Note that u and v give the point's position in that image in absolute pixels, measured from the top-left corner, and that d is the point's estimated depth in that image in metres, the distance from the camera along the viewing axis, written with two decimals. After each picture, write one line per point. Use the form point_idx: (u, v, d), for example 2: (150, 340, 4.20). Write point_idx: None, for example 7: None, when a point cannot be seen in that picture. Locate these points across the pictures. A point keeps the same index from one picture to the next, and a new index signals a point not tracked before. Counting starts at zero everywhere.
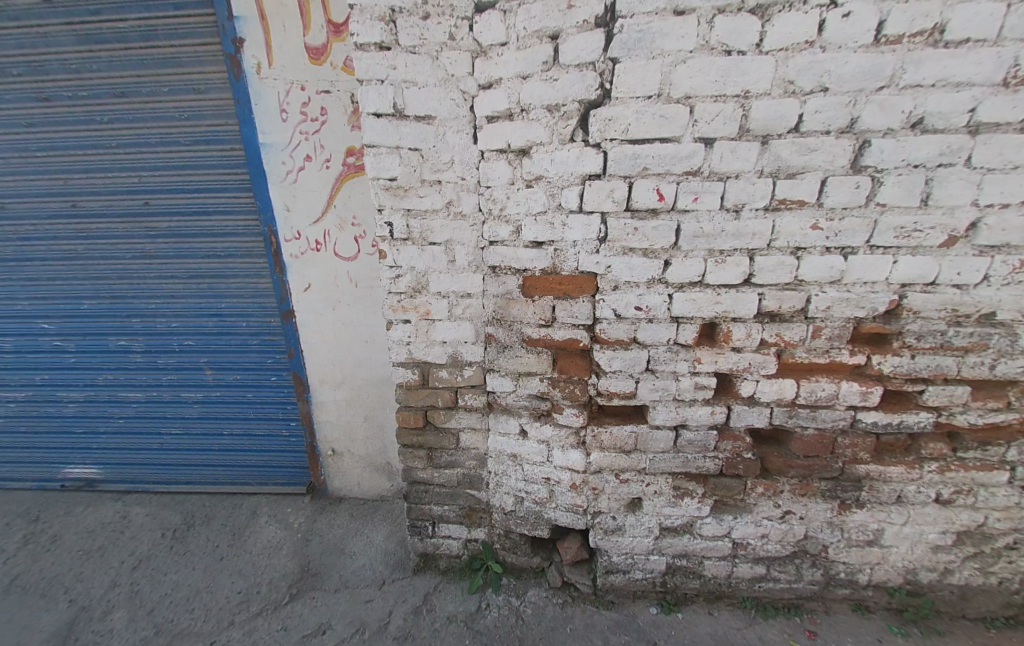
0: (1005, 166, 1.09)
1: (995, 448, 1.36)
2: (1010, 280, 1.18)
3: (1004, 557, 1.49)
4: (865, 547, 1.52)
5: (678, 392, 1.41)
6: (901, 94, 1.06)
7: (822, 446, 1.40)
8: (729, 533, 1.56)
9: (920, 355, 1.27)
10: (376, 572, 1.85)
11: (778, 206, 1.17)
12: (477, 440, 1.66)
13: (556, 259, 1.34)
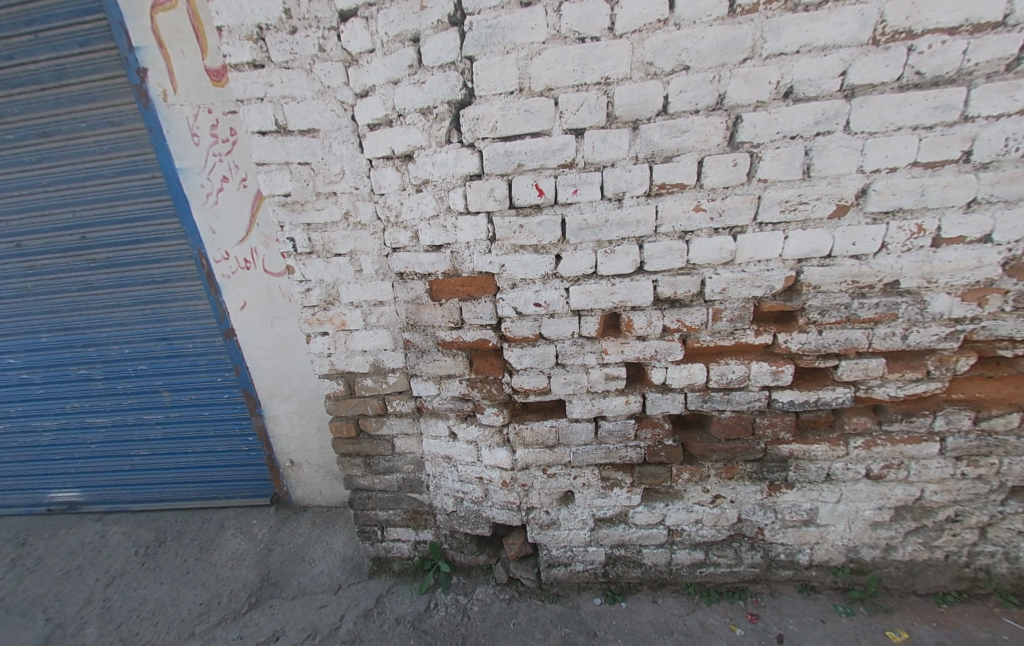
0: (887, 128, 1.06)
1: (921, 419, 1.32)
2: (909, 246, 1.14)
3: (948, 530, 1.46)
4: (802, 527, 1.50)
5: (591, 384, 1.42)
6: (767, 64, 1.03)
7: (740, 428, 1.40)
8: (664, 520, 1.56)
9: (827, 330, 1.25)
10: (332, 578, 1.91)
11: (659, 191, 1.17)
12: (412, 445, 1.69)
13: (454, 261, 1.34)
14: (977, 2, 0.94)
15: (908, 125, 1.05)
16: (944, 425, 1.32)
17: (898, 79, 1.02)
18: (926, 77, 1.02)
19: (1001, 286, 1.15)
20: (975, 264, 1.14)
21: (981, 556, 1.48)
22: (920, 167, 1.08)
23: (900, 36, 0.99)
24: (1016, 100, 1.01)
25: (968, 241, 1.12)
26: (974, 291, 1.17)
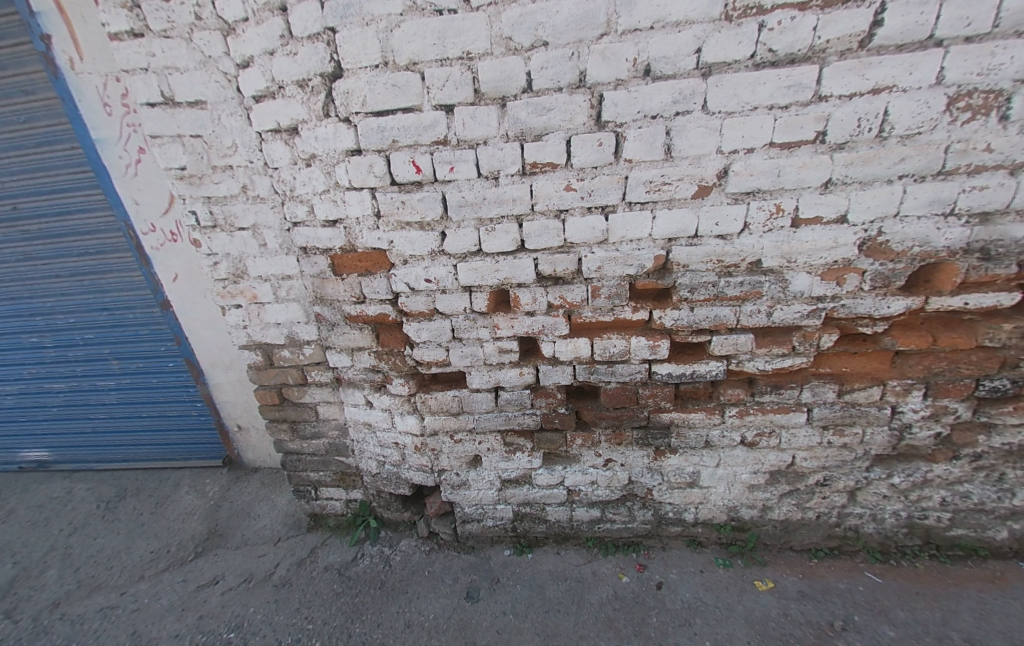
0: (743, 108, 1.08)
1: (790, 391, 1.41)
2: (770, 226, 1.20)
3: (818, 492, 1.57)
4: (687, 488, 1.64)
5: (486, 357, 1.49)
6: (623, 41, 1.04)
7: (625, 397, 1.52)
8: (563, 481, 1.69)
9: (698, 307, 1.34)
10: (273, 531, 2.08)
11: (532, 170, 1.21)
12: (334, 412, 1.79)
13: (349, 237, 1.38)
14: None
15: (763, 105, 1.07)
16: (810, 396, 1.41)
17: (752, 56, 1.03)
18: (779, 55, 1.03)
19: (858, 266, 1.21)
20: (832, 244, 1.19)
21: (850, 517, 1.60)
22: (777, 148, 1.11)
23: (751, 12, 0.99)
24: (867, 79, 1.02)
25: (825, 222, 1.17)
26: (833, 271, 1.22)
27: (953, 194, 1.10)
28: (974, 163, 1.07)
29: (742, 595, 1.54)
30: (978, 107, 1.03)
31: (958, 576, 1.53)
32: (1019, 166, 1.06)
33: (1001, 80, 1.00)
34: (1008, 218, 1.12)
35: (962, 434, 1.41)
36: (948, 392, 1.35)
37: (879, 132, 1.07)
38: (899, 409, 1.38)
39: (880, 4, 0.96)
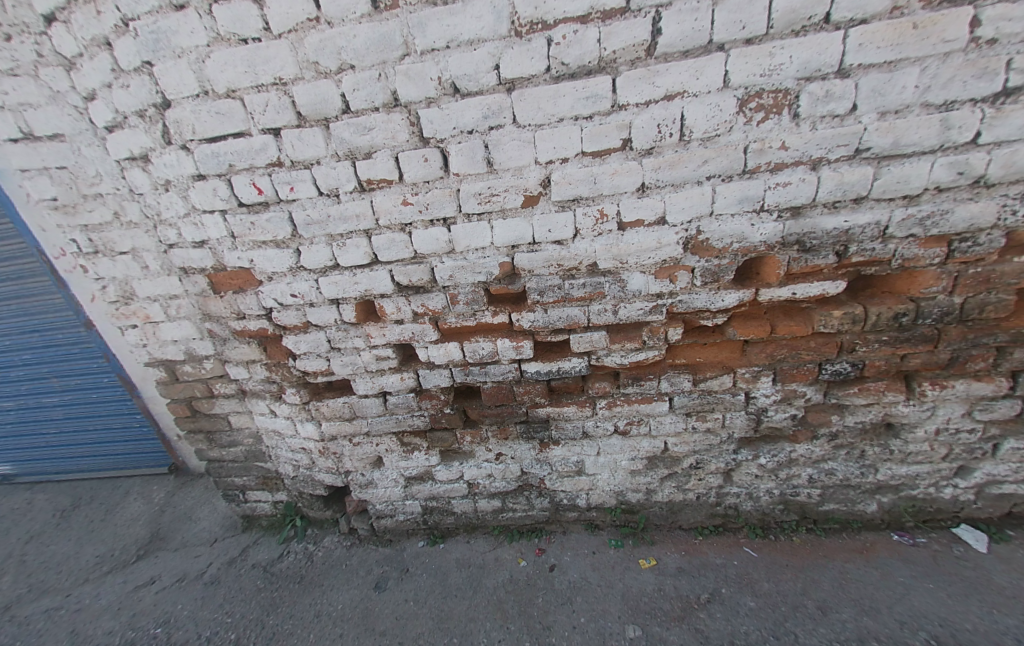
0: (550, 120, 1.11)
1: (649, 382, 1.48)
2: (598, 231, 1.24)
3: (694, 475, 1.64)
4: (575, 476, 1.70)
5: (366, 364, 1.52)
6: (423, 60, 1.07)
7: (503, 395, 1.55)
8: (462, 476, 1.73)
9: (551, 308, 1.38)
10: (211, 532, 2.21)
11: (368, 187, 1.23)
12: (245, 420, 1.89)
13: (216, 257, 1.43)
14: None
15: (568, 116, 1.10)
16: (668, 386, 1.47)
17: (547, 70, 1.06)
18: (572, 66, 1.05)
19: (686, 264, 1.26)
20: (656, 245, 1.24)
21: (729, 496, 1.66)
22: (589, 156, 1.14)
23: (536, 27, 1.01)
24: (658, 87, 1.05)
25: (646, 224, 1.22)
26: (664, 269, 1.28)
27: (760, 192, 1.13)
28: (773, 161, 1.09)
29: (625, 573, 1.62)
30: (771, 106, 1.04)
31: (829, 548, 1.58)
32: (818, 161, 1.07)
33: (785, 79, 1.01)
34: (816, 211, 1.13)
35: (816, 414, 1.45)
36: (794, 377, 1.39)
37: (680, 136, 1.10)
38: (752, 395, 1.44)
39: (655, 14, 0.98)
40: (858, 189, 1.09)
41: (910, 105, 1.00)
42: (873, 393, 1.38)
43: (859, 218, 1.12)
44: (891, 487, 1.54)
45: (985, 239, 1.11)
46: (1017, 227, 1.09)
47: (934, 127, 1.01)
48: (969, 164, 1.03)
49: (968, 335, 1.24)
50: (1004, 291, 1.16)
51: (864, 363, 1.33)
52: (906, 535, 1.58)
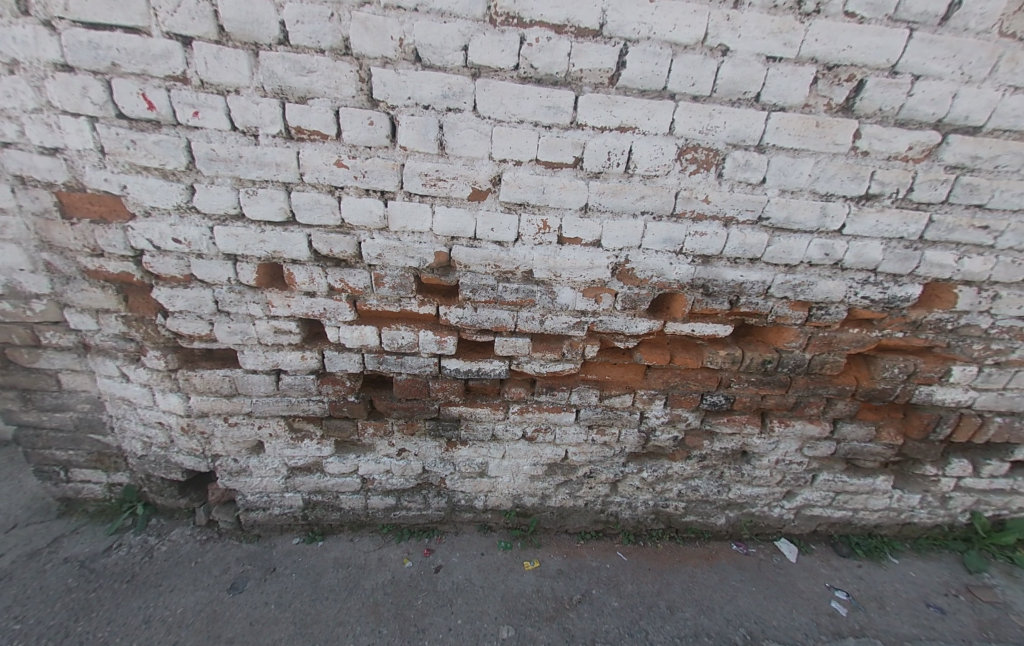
0: (510, 118, 1.08)
1: (562, 393, 1.53)
2: (539, 239, 1.24)
3: (586, 483, 1.75)
4: (477, 477, 1.69)
5: (260, 336, 1.33)
6: (386, 15, 0.96)
7: (416, 389, 1.47)
8: (356, 470, 1.62)
9: (480, 307, 1.34)
10: (8, 516, 1.72)
11: (297, 135, 1.07)
12: (84, 382, 1.52)
13: (73, 173, 1.13)
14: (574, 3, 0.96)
15: (527, 120, 1.08)
16: (577, 399, 1.55)
17: (516, 68, 1.03)
18: (541, 72, 1.04)
19: (611, 287, 1.34)
20: (589, 265, 1.29)
21: (612, 505, 1.81)
22: (541, 165, 1.14)
23: (512, 21, 0.98)
24: (614, 116, 1.09)
25: (583, 243, 1.26)
26: (591, 289, 1.34)
27: (681, 236, 1.25)
28: (695, 211, 1.21)
29: (508, 575, 1.66)
30: (702, 161, 1.15)
31: (683, 555, 1.81)
32: (729, 220, 1.23)
33: (717, 141, 1.13)
34: (721, 262, 1.29)
35: (692, 437, 1.65)
36: (681, 403, 1.57)
37: (625, 168, 1.15)
38: (645, 415, 1.59)
39: (623, 46, 1.01)
40: (754, 251, 1.27)
41: (803, 189, 1.18)
42: (737, 423, 1.62)
43: (751, 275, 1.31)
44: (738, 504, 1.82)
45: (833, 311, 1.37)
46: (856, 305, 1.35)
47: (816, 212, 1.21)
48: (833, 248, 1.26)
49: (811, 384, 1.51)
50: (840, 353, 1.45)
51: (734, 397, 1.55)
52: (743, 544, 1.89)
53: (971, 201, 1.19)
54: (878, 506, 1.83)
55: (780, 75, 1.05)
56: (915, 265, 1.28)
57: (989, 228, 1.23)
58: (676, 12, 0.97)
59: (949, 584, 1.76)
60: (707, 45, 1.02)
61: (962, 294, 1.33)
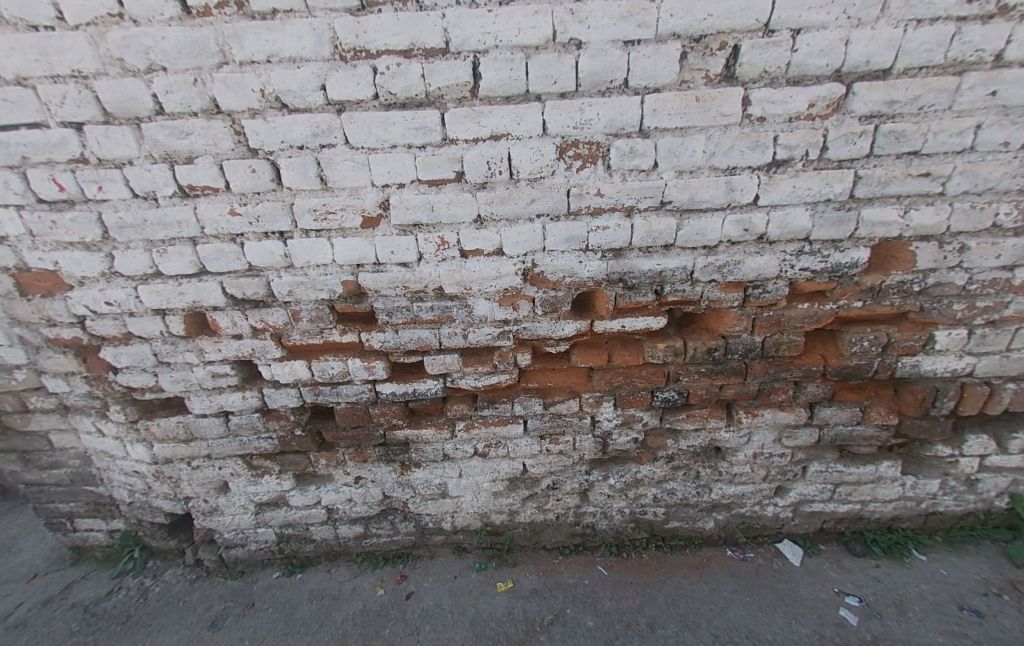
0: (384, 145, 1.08)
1: (504, 405, 1.46)
2: (441, 256, 1.21)
3: (552, 495, 1.63)
4: (439, 498, 1.62)
5: (200, 382, 1.40)
6: (243, 71, 1.01)
7: (358, 417, 1.45)
8: (319, 501, 1.62)
9: (401, 328, 1.31)
10: (31, 566, 1.88)
11: (191, 192, 1.14)
12: (70, 440, 1.66)
13: (18, 255, 1.25)
14: (414, 27, 0.96)
15: (399, 144, 1.08)
16: (522, 409, 1.46)
17: (376, 97, 1.03)
18: (399, 97, 1.04)
19: (526, 294, 1.28)
20: (496, 274, 1.24)
21: (586, 515, 1.67)
22: (425, 184, 1.12)
23: (360, 55, 0.99)
24: (483, 127, 1.06)
25: (486, 254, 1.21)
26: (507, 297, 1.28)
27: (583, 233, 1.19)
28: (592, 206, 1.16)
29: (479, 598, 1.56)
30: (586, 156, 1.10)
31: (671, 565, 1.63)
32: (630, 209, 1.16)
33: (595, 133, 1.07)
34: (633, 253, 1.22)
35: (654, 438, 1.52)
36: (631, 403, 1.45)
37: (510, 175, 1.12)
38: (596, 419, 1.48)
39: (473, 59, 1.00)
40: (665, 238, 1.18)
41: (700, 168, 1.10)
42: (699, 419, 1.47)
43: (668, 262, 1.22)
44: (724, 505, 1.64)
45: (772, 287, 1.23)
46: (797, 279, 1.21)
47: (721, 188, 1.11)
48: (752, 223, 1.15)
49: (771, 369, 1.35)
50: (794, 332, 1.29)
51: (688, 391, 1.42)
52: (738, 550, 1.67)
53: (901, 149, 1.05)
54: (890, 495, 1.56)
55: (643, 57, 0.99)
56: (852, 228, 1.14)
57: (931, 174, 1.07)
58: (517, 16, 0.95)
59: (990, 582, 1.45)
60: (558, 41, 0.98)
61: (921, 251, 1.16)
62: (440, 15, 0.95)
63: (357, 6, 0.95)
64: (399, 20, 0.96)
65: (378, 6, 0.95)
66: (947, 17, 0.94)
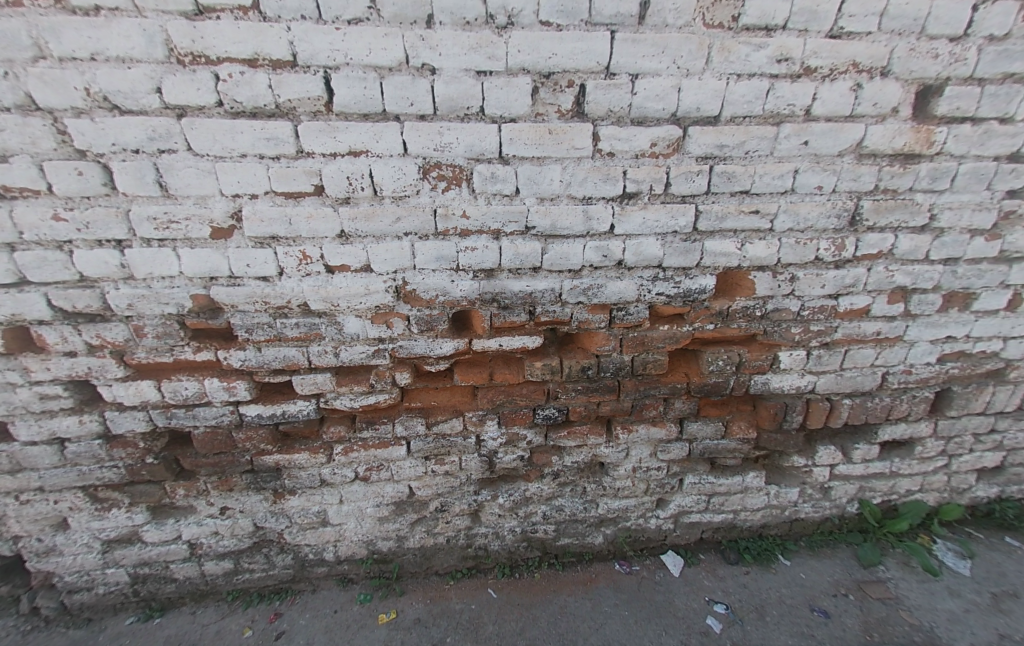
0: (230, 154, 1.02)
1: (384, 426, 1.41)
2: (303, 271, 1.16)
3: (441, 518, 1.60)
4: (319, 527, 1.54)
5: (25, 405, 1.23)
6: (64, 68, 0.92)
7: (219, 442, 1.35)
8: (179, 536, 1.48)
9: (263, 347, 1.23)
10: None
11: (6, 193, 1.01)
12: None
13: None
14: (256, 37, 0.93)
15: (249, 153, 1.02)
16: (403, 430, 1.42)
17: (219, 104, 0.98)
18: (245, 106, 0.99)
19: (400, 312, 1.25)
20: (365, 291, 1.20)
21: (477, 537, 1.66)
22: (279, 196, 1.07)
23: (200, 60, 0.94)
24: (340, 142, 1.03)
25: (352, 270, 1.17)
26: (379, 314, 1.24)
27: (452, 253, 1.18)
28: (458, 227, 1.16)
29: (357, 633, 1.47)
30: (450, 178, 1.10)
31: (560, 582, 1.65)
32: (497, 232, 1.17)
33: (456, 157, 1.08)
34: (504, 274, 1.24)
35: (540, 455, 1.55)
36: (515, 421, 1.47)
37: (372, 191, 1.09)
38: (481, 438, 1.48)
39: (323, 74, 0.97)
40: (532, 261, 1.21)
41: (560, 196, 1.15)
42: (580, 435, 1.52)
43: (538, 284, 1.25)
44: (611, 519, 1.70)
45: (634, 311, 1.31)
46: (656, 302, 1.30)
47: (579, 217, 1.17)
48: (610, 250, 1.21)
49: (641, 386, 1.44)
50: (658, 352, 1.39)
51: (568, 408, 1.47)
52: (626, 563, 1.73)
53: (734, 188, 1.15)
54: (757, 504, 1.70)
55: (495, 88, 1.02)
56: (698, 257, 1.23)
57: (759, 212, 1.18)
58: (365, 37, 0.94)
59: (840, 583, 1.60)
60: (411, 65, 0.98)
61: (759, 280, 1.27)
62: (285, 28, 0.92)
63: (193, 10, 0.90)
64: (239, 28, 0.92)
65: (216, 13, 0.91)
66: (762, 73, 1.03)
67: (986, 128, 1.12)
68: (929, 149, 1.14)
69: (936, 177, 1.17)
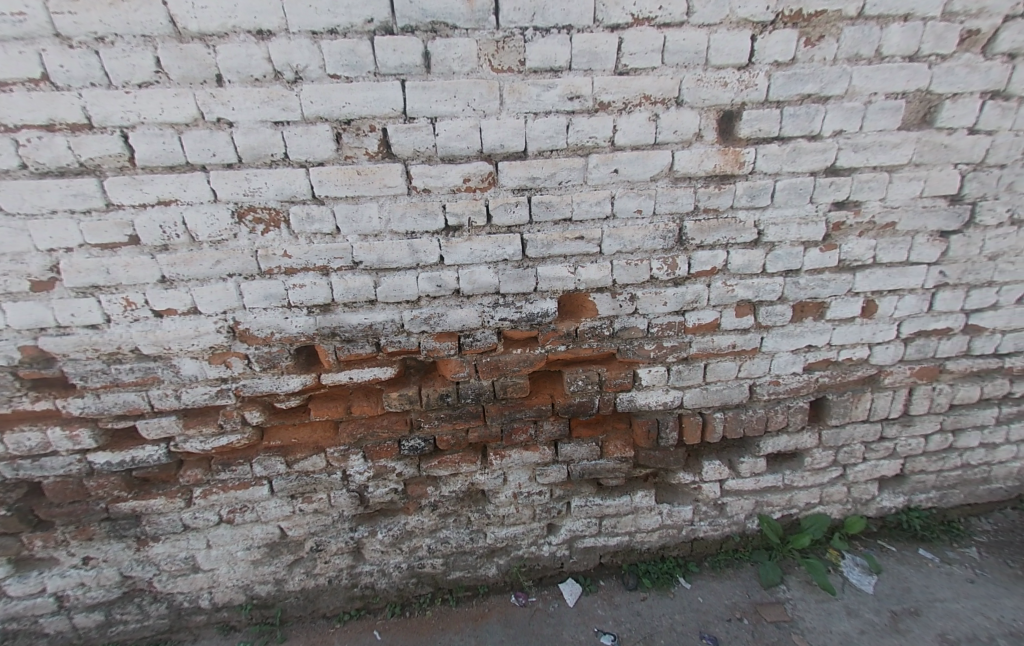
0: (41, 211, 1.05)
1: (241, 467, 1.39)
2: (131, 317, 1.18)
3: (319, 558, 1.55)
4: (191, 574, 1.50)
5: None
6: None
7: (71, 492, 1.33)
8: (43, 589, 1.44)
9: (101, 393, 1.24)
10: None
11: None
12: None
13: None
14: (50, 105, 0.97)
15: (59, 209, 1.06)
16: (262, 470, 1.40)
17: (23, 167, 1.02)
18: (51, 167, 1.03)
19: (237, 351, 1.26)
20: (196, 333, 1.21)
21: (361, 576, 1.59)
22: (95, 248, 1.10)
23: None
24: (148, 194, 1.07)
25: (180, 313, 1.19)
26: (216, 355, 1.25)
27: (280, 290, 1.20)
28: (282, 266, 1.18)
29: None
30: (267, 221, 1.14)
31: (449, 620, 1.57)
32: (324, 269, 1.19)
33: (268, 200, 1.12)
34: (340, 309, 1.25)
35: (414, 487, 1.51)
36: (380, 454, 1.44)
37: (189, 238, 1.13)
38: (347, 473, 1.45)
39: (120, 133, 1.02)
40: (365, 294, 1.23)
41: (382, 232, 1.18)
42: (452, 464, 1.48)
43: (376, 316, 1.26)
44: (501, 549, 1.63)
45: (481, 336, 1.31)
46: (502, 327, 1.31)
47: (406, 250, 1.19)
48: (443, 279, 1.23)
49: (505, 410, 1.42)
50: (515, 376, 1.38)
51: (434, 437, 1.44)
52: (522, 595, 1.65)
53: (554, 216, 1.19)
54: (650, 526, 1.64)
55: (296, 136, 1.07)
56: (533, 283, 1.26)
57: (584, 238, 1.22)
58: (157, 98, 0.99)
59: (736, 606, 1.52)
60: (207, 120, 1.03)
61: (599, 301, 1.30)
62: (76, 96, 0.97)
63: None
64: (32, 98, 0.96)
65: (8, 86, 0.95)
66: (556, 110, 1.10)
67: (794, 145, 1.19)
68: (741, 169, 1.20)
69: (755, 194, 1.22)
